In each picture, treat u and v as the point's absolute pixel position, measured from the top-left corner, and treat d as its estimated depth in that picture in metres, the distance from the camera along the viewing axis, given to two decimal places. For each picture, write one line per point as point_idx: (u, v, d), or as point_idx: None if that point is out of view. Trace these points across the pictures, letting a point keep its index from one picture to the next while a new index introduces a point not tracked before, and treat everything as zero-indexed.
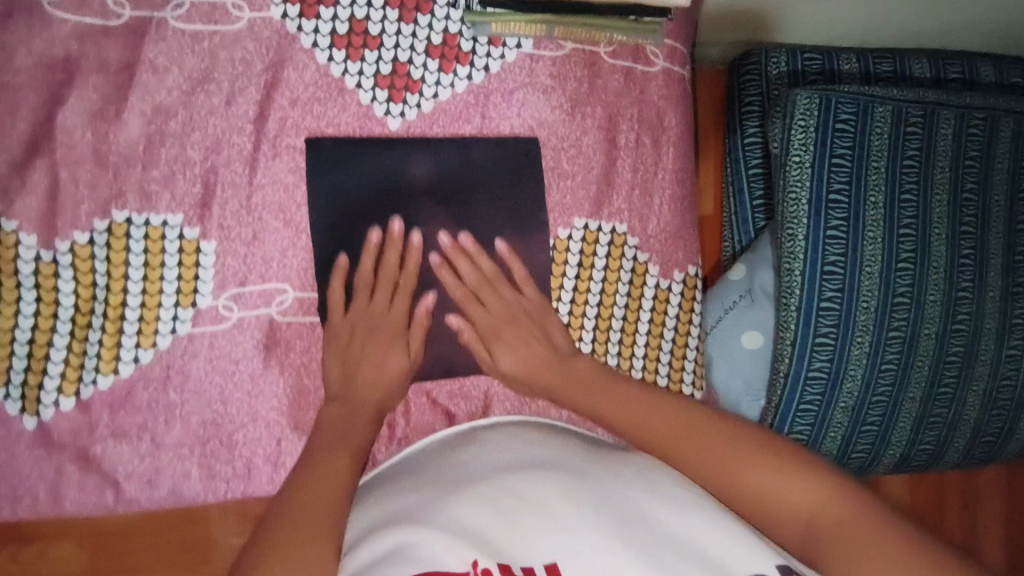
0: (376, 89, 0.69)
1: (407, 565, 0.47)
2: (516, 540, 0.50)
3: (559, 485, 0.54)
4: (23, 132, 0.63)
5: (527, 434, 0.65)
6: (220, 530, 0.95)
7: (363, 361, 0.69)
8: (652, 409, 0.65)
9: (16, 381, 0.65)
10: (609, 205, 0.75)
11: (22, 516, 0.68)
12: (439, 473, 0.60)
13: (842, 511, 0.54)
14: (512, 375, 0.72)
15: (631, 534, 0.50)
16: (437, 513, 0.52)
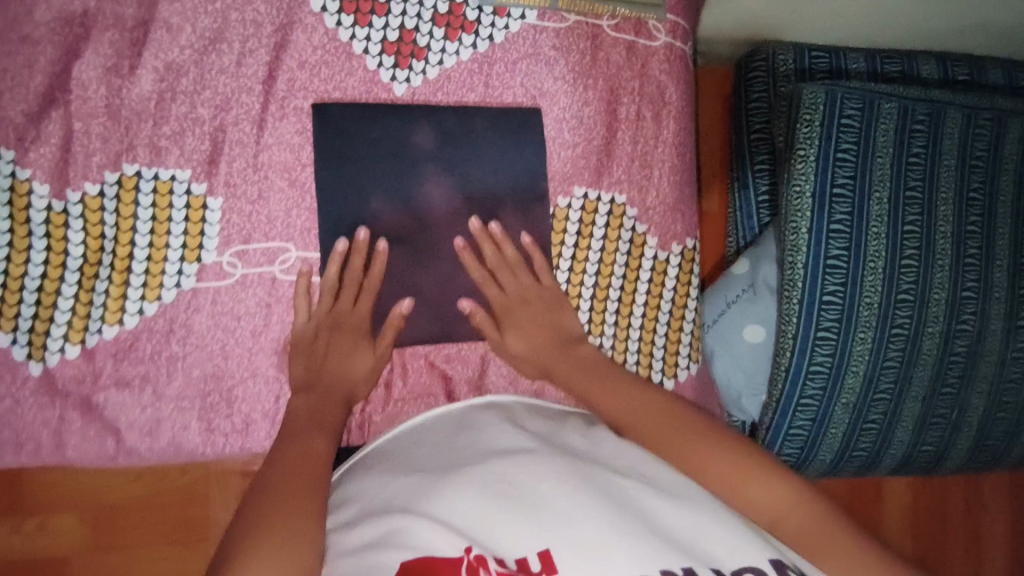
0: (382, 55, 0.71)
1: (401, 550, 0.48)
2: (509, 525, 0.50)
3: (554, 469, 0.54)
4: (39, 83, 0.65)
5: (523, 415, 0.65)
6: (217, 509, 1.00)
7: (330, 356, 0.69)
8: (642, 399, 0.67)
9: (24, 328, 0.67)
10: (608, 175, 0.76)
11: (24, 463, 0.69)
12: (433, 449, 0.60)
13: (808, 510, 0.57)
14: (523, 355, 0.74)
15: (624, 523, 0.50)
16: (431, 497, 0.53)
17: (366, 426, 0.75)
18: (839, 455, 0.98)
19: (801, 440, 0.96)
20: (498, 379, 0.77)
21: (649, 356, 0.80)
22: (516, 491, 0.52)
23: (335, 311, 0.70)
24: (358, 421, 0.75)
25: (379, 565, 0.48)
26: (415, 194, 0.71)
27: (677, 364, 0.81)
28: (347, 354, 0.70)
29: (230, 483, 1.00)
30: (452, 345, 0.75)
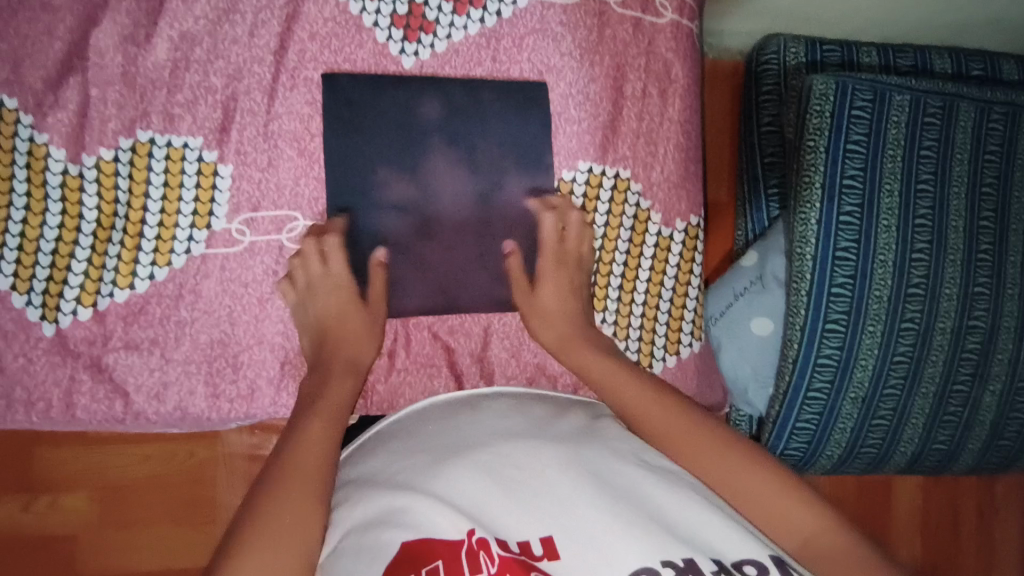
0: (392, 28, 0.72)
1: (401, 530, 0.48)
2: (511, 509, 0.50)
3: (557, 455, 0.54)
4: (58, 50, 0.67)
5: (530, 398, 0.65)
6: (225, 492, 1.01)
7: (333, 322, 0.68)
8: (656, 394, 0.64)
9: (38, 289, 0.69)
10: (614, 150, 0.77)
11: (35, 422, 0.71)
12: (434, 429, 0.60)
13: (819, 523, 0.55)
14: (546, 313, 0.72)
15: (626, 511, 0.50)
16: (433, 476, 0.53)
17: (369, 396, 0.75)
18: (847, 451, 0.97)
19: (808, 434, 0.95)
20: (501, 351, 0.77)
21: (652, 333, 0.80)
22: (517, 476, 0.52)
23: (325, 275, 0.70)
24: (361, 390, 0.75)
25: (380, 544, 0.48)
26: (422, 165, 0.72)
27: (679, 341, 0.81)
28: (341, 316, 0.69)
29: (236, 466, 1.01)
30: (455, 317, 0.76)
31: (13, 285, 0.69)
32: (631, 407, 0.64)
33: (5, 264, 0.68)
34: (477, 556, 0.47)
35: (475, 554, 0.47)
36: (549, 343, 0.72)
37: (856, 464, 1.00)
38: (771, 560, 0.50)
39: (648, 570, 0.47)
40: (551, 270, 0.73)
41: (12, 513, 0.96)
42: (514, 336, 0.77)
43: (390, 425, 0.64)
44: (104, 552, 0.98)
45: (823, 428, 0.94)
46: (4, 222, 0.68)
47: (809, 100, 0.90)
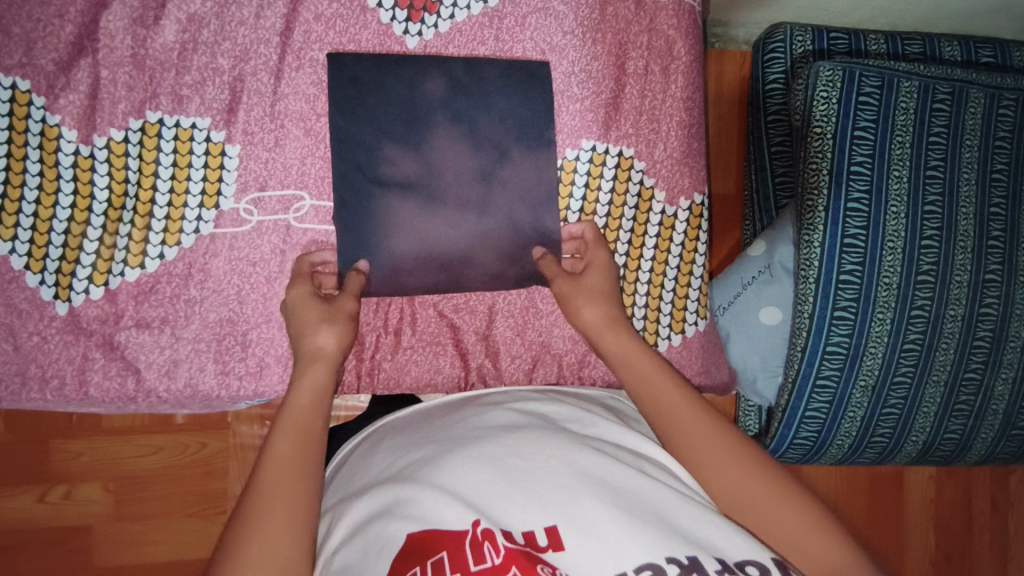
0: (396, 8, 0.73)
1: (406, 521, 0.47)
2: (515, 499, 0.49)
3: (562, 447, 0.52)
4: (70, 33, 0.68)
5: (535, 396, 0.63)
6: (237, 484, 1.02)
7: (302, 323, 0.67)
8: (668, 391, 0.64)
9: (51, 269, 0.70)
10: (616, 128, 0.77)
11: (49, 400, 0.72)
12: (438, 424, 0.59)
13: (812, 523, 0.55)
14: (591, 294, 0.71)
15: (631, 505, 0.48)
16: (437, 467, 0.52)
17: (375, 373, 0.77)
18: (858, 441, 0.97)
19: (819, 423, 0.94)
20: (505, 329, 0.78)
21: (656, 312, 0.81)
22: (522, 467, 0.51)
23: (300, 292, 0.69)
24: (367, 368, 0.76)
25: (385, 536, 0.47)
26: (426, 143, 0.73)
27: (684, 320, 0.82)
28: (300, 316, 0.67)
29: (246, 458, 1.02)
30: (460, 295, 0.77)
31: (26, 264, 0.70)
32: (651, 411, 0.63)
33: (19, 243, 0.70)
34: (481, 547, 0.46)
35: (479, 545, 0.46)
36: (590, 324, 0.70)
37: (866, 454, 0.99)
38: (774, 562, 0.48)
39: (653, 565, 0.45)
40: (600, 258, 0.74)
41: (27, 504, 0.97)
42: (519, 314, 0.78)
43: (396, 421, 0.63)
44: (117, 543, 0.99)
45: (833, 417, 0.94)
46: (17, 203, 0.69)
47: (816, 85, 0.90)
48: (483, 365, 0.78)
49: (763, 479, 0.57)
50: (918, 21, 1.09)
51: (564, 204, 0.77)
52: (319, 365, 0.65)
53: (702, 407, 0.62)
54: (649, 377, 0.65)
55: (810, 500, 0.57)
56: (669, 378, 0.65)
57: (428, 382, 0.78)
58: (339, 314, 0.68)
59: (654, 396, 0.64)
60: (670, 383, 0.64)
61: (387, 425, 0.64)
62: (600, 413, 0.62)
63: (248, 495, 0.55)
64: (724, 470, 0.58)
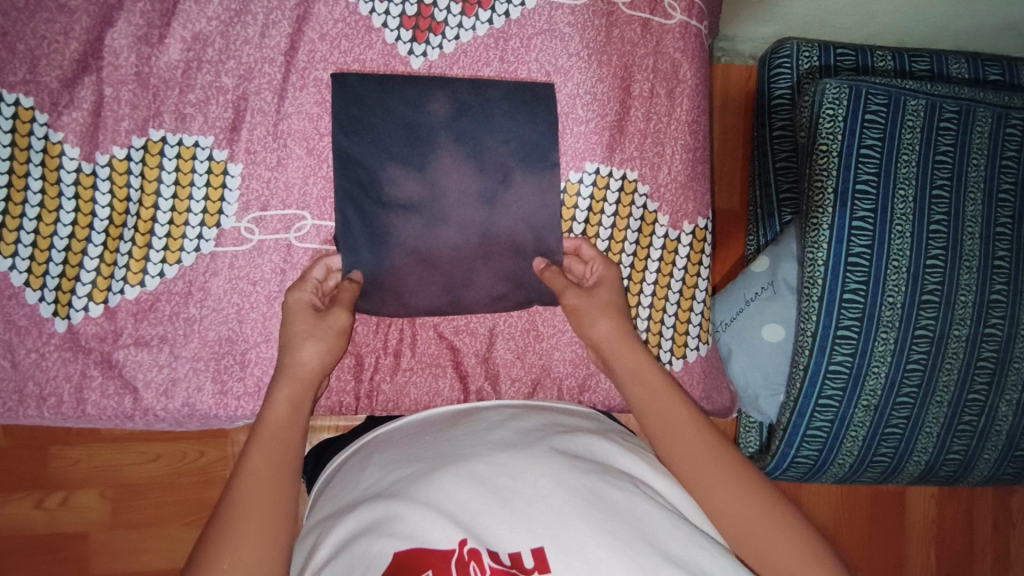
0: (401, 29, 0.72)
1: (393, 539, 0.44)
2: (504, 517, 0.45)
3: (552, 466, 0.49)
4: (74, 51, 0.68)
5: (525, 411, 0.60)
6: None
7: (291, 337, 0.67)
8: (675, 411, 0.63)
9: (51, 286, 0.70)
10: (621, 151, 0.77)
11: (46, 417, 0.71)
12: (431, 440, 0.55)
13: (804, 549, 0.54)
14: (604, 308, 0.71)
15: (622, 530, 0.45)
16: (426, 483, 0.48)
17: (374, 396, 0.76)
18: (859, 459, 0.96)
19: (820, 442, 0.94)
20: (506, 352, 0.78)
21: (658, 335, 0.80)
22: (512, 487, 0.47)
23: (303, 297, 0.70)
24: (366, 389, 0.76)
25: (371, 555, 0.44)
26: (429, 164, 0.73)
27: (686, 343, 0.81)
28: (292, 326, 0.68)
29: None
30: (460, 316, 0.77)
31: (27, 281, 0.70)
32: (657, 432, 0.62)
33: (19, 260, 0.69)
34: (467, 566, 0.43)
35: (465, 563, 0.43)
36: (600, 337, 0.70)
37: (867, 474, 0.99)
38: None
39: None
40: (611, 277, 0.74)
41: (23, 511, 0.97)
42: (519, 337, 0.78)
43: (387, 436, 0.59)
44: (115, 551, 0.99)
45: (835, 436, 0.93)
46: (18, 220, 0.69)
47: (822, 103, 0.90)
48: (483, 388, 0.78)
49: (766, 509, 0.56)
50: (926, 40, 1.09)
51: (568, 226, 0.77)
52: (300, 379, 0.65)
53: (706, 429, 0.62)
54: (658, 396, 0.65)
55: (802, 523, 0.56)
56: (675, 398, 0.64)
57: (427, 404, 0.77)
58: (328, 330, 0.67)
59: (660, 417, 0.63)
60: (677, 404, 0.64)
61: (380, 439, 0.59)
62: (596, 430, 0.59)
63: (224, 510, 0.54)
64: (724, 496, 0.57)
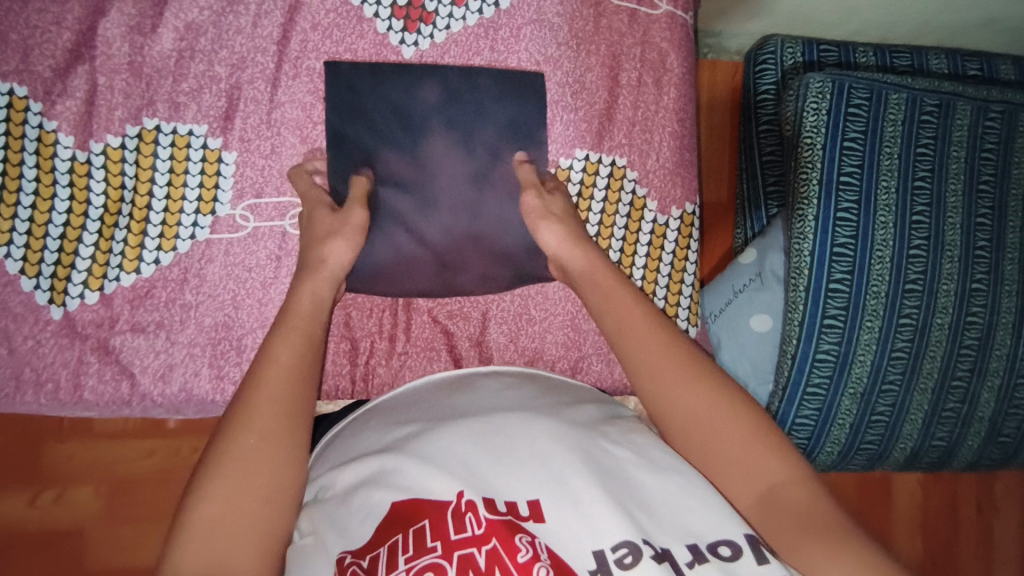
0: (392, 19, 0.74)
1: (390, 491, 0.46)
2: (499, 476, 0.47)
3: (548, 426, 0.50)
4: (67, 40, 0.69)
5: (524, 380, 0.60)
6: None
7: (313, 234, 0.68)
8: (658, 340, 0.61)
9: (46, 273, 0.71)
10: (610, 138, 0.79)
11: (43, 403, 0.72)
12: (430, 404, 0.56)
13: (785, 481, 0.52)
14: (555, 215, 0.71)
15: (612, 485, 0.47)
16: (425, 439, 0.49)
17: (370, 379, 0.77)
18: (847, 446, 0.98)
19: (808, 430, 0.96)
20: (499, 336, 0.79)
21: None
22: (508, 445, 0.48)
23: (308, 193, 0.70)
24: (362, 373, 0.77)
25: (369, 506, 0.46)
26: (421, 151, 0.74)
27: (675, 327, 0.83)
28: (313, 226, 0.69)
29: None
30: (454, 301, 0.78)
31: (21, 269, 0.70)
32: (637, 363, 0.60)
33: (15, 248, 0.70)
34: (463, 517, 0.44)
35: (461, 515, 0.45)
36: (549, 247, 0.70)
37: (856, 460, 1.01)
38: (747, 539, 0.46)
39: (631, 543, 0.43)
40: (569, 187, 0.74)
41: (18, 508, 0.97)
42: (512, 321, 0.79)
43: (384, 402, 0.60)
44: (111, 547, 0.99)
45: (823, 422, 0.95)
46: (13, 207, 0.69)
47: (806, 97, 0.92)
48: None
49: (745, 426, 0.55)
50: (908, 34, 1.11)
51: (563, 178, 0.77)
52: (323, 273, 0.66)
53: (689, 356, 0.60)
54: (639, 325, 0.62)
55: (785, 454, 0.54)
56: (655, 327, 0.62)
57: None
58: (349, 227, 0.68)
59: (637, 349, 0.60)
60: (656, 334, 0.61)
61: (376, 406, 0.60)
62: (592, 398, 0.60)
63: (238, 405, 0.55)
64: (703, 412, 0.56)
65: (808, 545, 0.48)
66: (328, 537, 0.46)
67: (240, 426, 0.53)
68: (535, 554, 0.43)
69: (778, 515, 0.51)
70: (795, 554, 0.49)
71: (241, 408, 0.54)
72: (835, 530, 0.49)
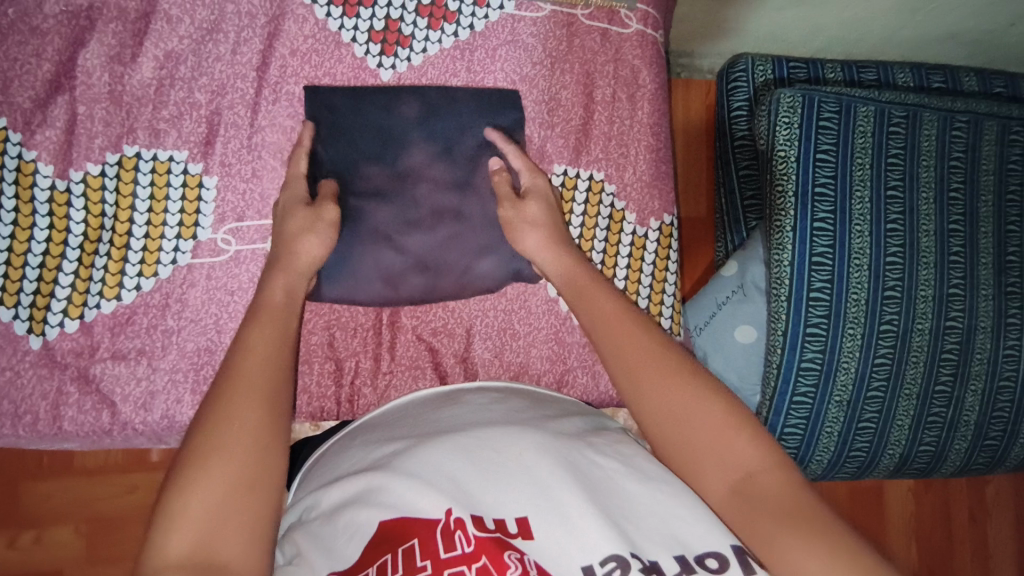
0: (370, 43, 0.75)
1: (378, 509, 0.46)
2: (488, 491, 0.46)
3: (536, 440, 0.50)
4: (47, 71, 0.69)
5: (510, 395, 0.60)
6: None
7: (284, 230, 0.68)
8: (639, 337, 0.60)
9: (25, 303, 0.70)
10: (587, 153, 0.80)
11: (22, 435, 0.71)
12: (416, 421, 0.56)
13: (768, 476, 0.51)
14: (535, 221, 0.71)
15: (600, 499, 0.47)
16: (412, 456, 0.49)
17: (355, 400, 0.76)
18: (837, 455, 0.98)
19: (797, 439, 0.96)
20: (484, 352, 0.79)
21: None
22: (495, 459, 0.48)
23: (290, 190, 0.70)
24: (347, 394, 0.76)
25: (357, 525, 0.46)
26: (402, 170, 0.75)
27: None
28: (285, 220, 0.68)
29: None
30: (438, 318, 0.78)
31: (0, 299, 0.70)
32: (618, 360, 0.59)
33: None
34: (452, 535, 0.44)
35: (450, 533, 0.44)
36: (532, 251, 0.71)
37: (846, 469, 1.01)
38: (734, 550, 0.46)
39: (619, 556, 0.43)
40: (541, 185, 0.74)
41: None
42: (496, 336, 0.79)
43: (370, 420, 0.60)
44: None
45: (811, 432, 0.96)
46: None
47: (778, 112, 0.94)
48: None
49: (726, 418, 0.54)
50: (873, 50, 1.14)
51: (504, 141, 0.75)
52: (295, 268, 0.65)
53: (669, 351, 0.59)
54: (620, 323, 0.62)
55: (769, 450, 0.53)
56: (635, 326, 0.61)
57: None
58: (320, 223, 0.68)
59: (617, 347, 0.60)
60: (636, 331, 0.61)
61: (362, 425, 0.59)
62: (577, 411, 0.60)
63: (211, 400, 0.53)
64: (681, 405, 0.55)
65: (790, 541, 0.47)
66: (313, 558, 0.46)
67: (215, 438, 0.50)
68: (523, 569, 0.42)
69: (758, 507, 0.49)
70: (775, 551, 0.47)
71: (213, 406, 0.52)
72: (819, 525, 0.47)
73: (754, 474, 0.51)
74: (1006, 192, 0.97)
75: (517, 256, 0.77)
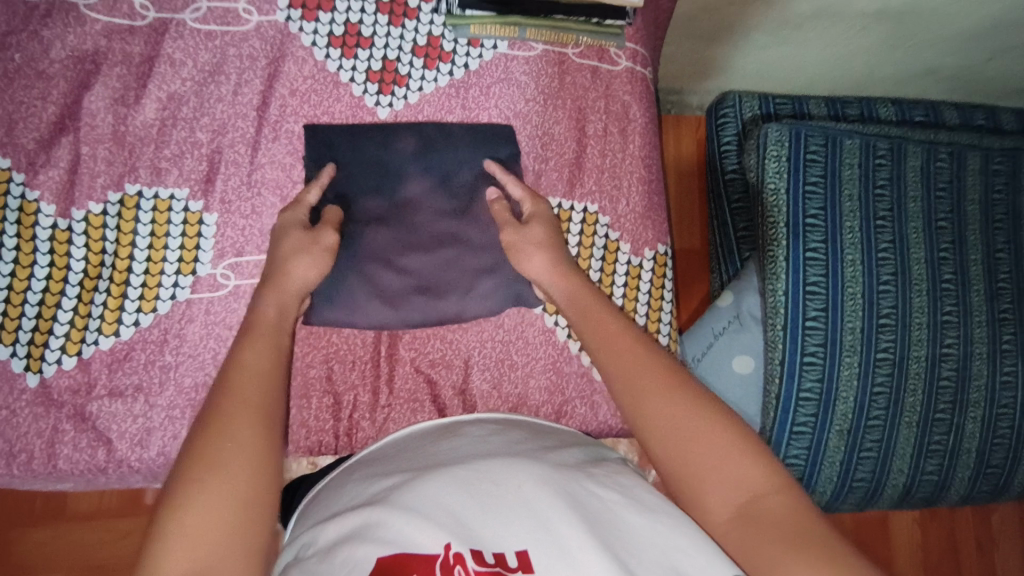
0: (367, 82, 0.77)
1: (377, 545, 0.45)
2: (487, 524, 0.46)
3: (536, 471, 0.50)
4: (52, 113, 0.71)
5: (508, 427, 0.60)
6: None
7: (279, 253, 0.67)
8: (640, 361, 0.60)
9: (23, 340, 0.70)
10: (580, 185, 0.82)
11: (16, 474, 0.70)
12: (416, 454, 0.56)
13: (772, 500, 0.51)
14: (537, 242, 0.72)
15: (600, 530, 0.46)
16: (412, 490, 0.49)
17: (354, 434, 0.76)
18: (840, 485, 0.97)
19: (799, 470, 0.96)
20: (482, 383, 0.79)
21: None
22: (494, 492, 0.48)
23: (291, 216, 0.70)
24: (346, 428, 0.76)
25: (354, 560, 0.45)
26: (399, 205, 0.76)
27: None
28: (282, 243, 0.68)
29: None
30: (436, 349, 0.78)
31: None
32: (620, 384, 0.60)
33: None
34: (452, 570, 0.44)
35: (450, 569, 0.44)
36: (534, 272, 0.71)
37: (849, 499, 1.00)
38: None
39: None
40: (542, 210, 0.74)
41: None
42: (494, 367, 0.79)
43: (370, 454, 0.59)
44: None
45: (813, 462, 0.95)
46: None
47: (766, 146, 0.96)
48: None
49: (728, 443, 0.54)
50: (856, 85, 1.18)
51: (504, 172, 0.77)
52: (286, 290, 0.65)
53: (671, 374, 0.59)
54: (622, 347, 0.62)
55: (772, 474, 0.52)
56: (637, 350, 0.62)
57: None
58: (318, 248, 0.68)
59: (619, 372, 0.60)
60: (638, 353, 0.61)
61: (362, 459, 0.59)
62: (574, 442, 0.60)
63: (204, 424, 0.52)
64: (684, 431, 0.55)
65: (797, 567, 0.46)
66: None
67: (209, 463, 0.49)
68: None
69: (763, 531, 0.49)
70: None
71: (208, 430, 0.51)
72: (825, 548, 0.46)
73: (758, 499, 0.51)
74: (992, 220, 0.99)
75: (519, 278, 0.77)
